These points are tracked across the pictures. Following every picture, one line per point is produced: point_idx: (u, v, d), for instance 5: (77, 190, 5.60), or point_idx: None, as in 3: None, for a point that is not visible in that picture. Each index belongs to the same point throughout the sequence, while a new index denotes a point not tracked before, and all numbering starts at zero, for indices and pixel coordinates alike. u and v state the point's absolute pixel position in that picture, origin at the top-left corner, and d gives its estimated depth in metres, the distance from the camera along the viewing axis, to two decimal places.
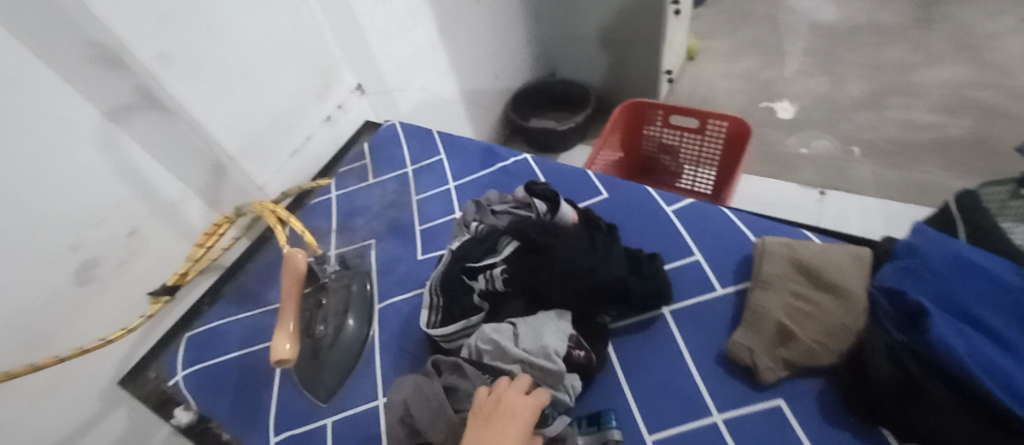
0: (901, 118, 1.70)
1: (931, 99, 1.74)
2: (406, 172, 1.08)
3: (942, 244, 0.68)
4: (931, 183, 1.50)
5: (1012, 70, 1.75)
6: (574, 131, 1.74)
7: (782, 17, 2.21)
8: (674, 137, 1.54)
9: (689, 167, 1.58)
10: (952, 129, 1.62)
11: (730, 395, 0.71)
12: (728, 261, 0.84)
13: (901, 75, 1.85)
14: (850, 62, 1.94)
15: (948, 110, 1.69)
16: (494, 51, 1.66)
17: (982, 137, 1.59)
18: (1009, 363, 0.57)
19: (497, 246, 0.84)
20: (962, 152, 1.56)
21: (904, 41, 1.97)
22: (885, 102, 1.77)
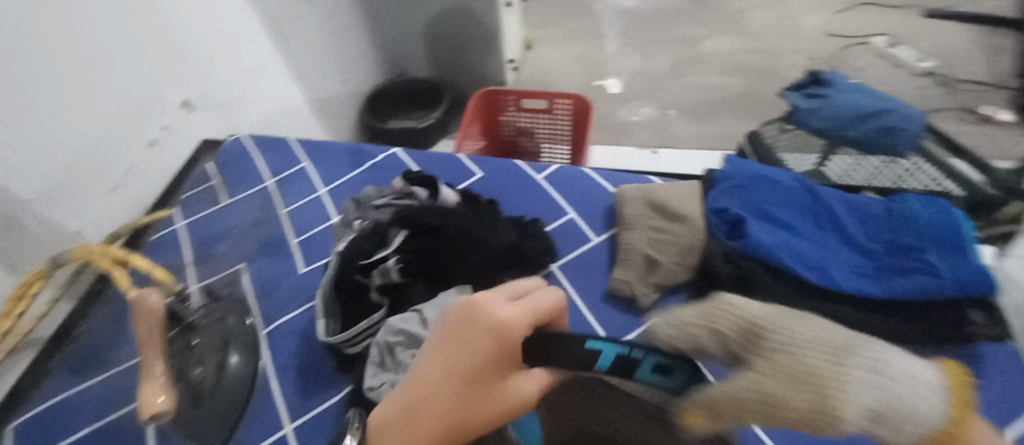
0: (699, 82, 2.00)
1: (716, 64, 2.06)
2: (266, 187, 1.00)
3: (746, 168, 0.84)
4: (727, 130, 1.81)
5: (765, 34, 2.15)
6: (433, 127, 1.73)
7: (596, 5, 2.43)
8: (528, 120, 1.61)
9: (546, 144, 1.66)
10: (735, 86, 1.96)
11: (622, 324, 0.76)
12: (597, 212, 0.91)
13: (692, 46, 2.17)
14: (655, 39, 2.22)
15: (729, 72, 2.02)
16: (337, 54, 1.58)
17: (756, 90, 1.93)
18: (802, 246, 0.74)
19: (387, 238, 0.74)
20: (746, 103, 1.89)
21: (690, 16, 2.30)
22: (685, 70, 2.06)
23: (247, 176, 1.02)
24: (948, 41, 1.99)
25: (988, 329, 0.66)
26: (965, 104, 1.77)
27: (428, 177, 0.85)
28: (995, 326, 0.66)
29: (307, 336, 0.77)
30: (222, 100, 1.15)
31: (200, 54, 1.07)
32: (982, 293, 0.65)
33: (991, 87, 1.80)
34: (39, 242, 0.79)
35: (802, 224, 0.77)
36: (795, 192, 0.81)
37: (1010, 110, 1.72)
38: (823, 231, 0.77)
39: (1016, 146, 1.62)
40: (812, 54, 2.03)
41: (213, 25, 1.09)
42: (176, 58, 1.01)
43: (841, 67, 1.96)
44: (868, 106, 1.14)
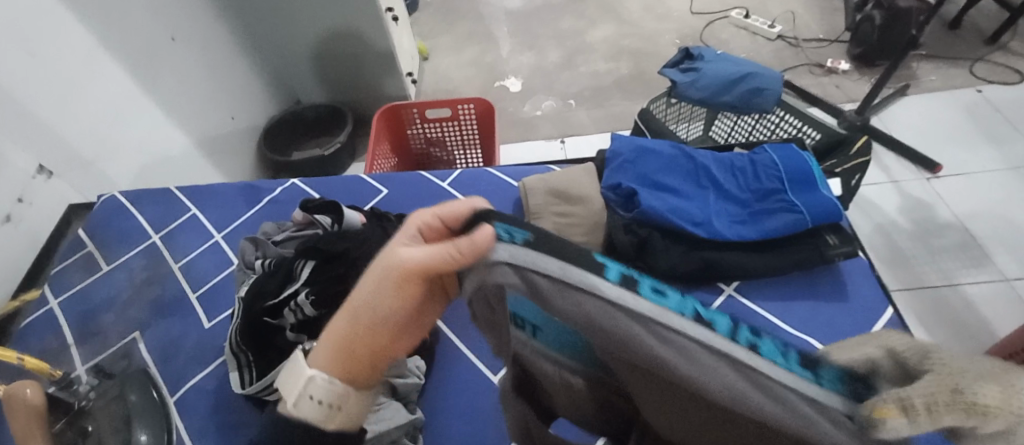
0: (591, 71, 2.09)
1: (604, 52, 2.17)
2: (152, 242, 0.92)
3: (631, 142, 0.90)
4: (621, 112, 1.91)
5: (642, 18, 2.29)
6: (342, 150, 1.69)
7: (484, 9, 2.47)
8: (435, 129, 1.61)
9: (458, 151, 1.67)
10: (623, 70, 2.07)
11: None
12: (505, 207, 0.93)
13: (580, 37, 2.26)
14: (543, 35, 2.29)
15: (616, 58, 2.13)
16: (219, 91, 1.48)
17: (643, 71, 2.06)
18: (686, 205, 0.80)
19: (293, 272, 0.71)
20: (636, 84, 2.01)
21: (573, 10, 2.40)
22: (577, 61, 2.15)
23: (127, 235, 0.93)
24: (794, 6, 2.23)
25: (843, 248, 0.77)
26: (815, 59, 1.99)
27: (328, 200, 0.80)
28: (848, 243, 0.77)
29: (221, 393, 0.72)
30: (89, 158, 1.04)
31: (52, 112, 0.95)
32: (832, 219, 0.76)
33: (832, 42, 2.04)
34: None
35: (684, 185, 0.84)
36: (675, 157, 0.87)
37: (848, 59, 1.96)
38: (704, 189, 0.84)
39: (861, 90, 1.84)
40: (683, 32, 2.20)
41: (66, 76, 0.97)
42: (24, 120, 0.90)
43: (709, 41, 2.14)
44: (737, 70, 1.23)
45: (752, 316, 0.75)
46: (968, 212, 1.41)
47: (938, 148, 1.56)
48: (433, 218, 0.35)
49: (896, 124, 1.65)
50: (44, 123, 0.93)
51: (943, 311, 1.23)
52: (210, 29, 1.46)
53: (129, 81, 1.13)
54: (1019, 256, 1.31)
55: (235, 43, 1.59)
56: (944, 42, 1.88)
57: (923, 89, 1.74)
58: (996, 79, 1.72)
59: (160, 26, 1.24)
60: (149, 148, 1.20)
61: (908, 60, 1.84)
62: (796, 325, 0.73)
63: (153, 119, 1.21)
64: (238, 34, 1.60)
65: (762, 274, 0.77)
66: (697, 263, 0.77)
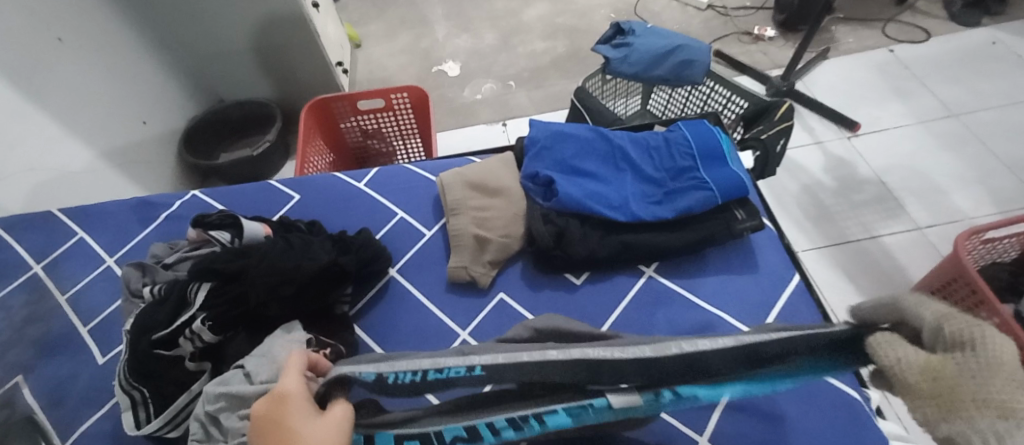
0: (528, 51, 2.06)
1: (540, 30, 2.13)
2: (34, 273, 0.84)
3: (549, 128, 0.88)
4: (559, 91, 1.90)
5: None
6: (274, 149, 1.61)
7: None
8: (371, 121, 1.55)
9: (398, 142, 1.61)
10: (560, 48, 2.05)
11: (467, 310, 0.76)
12: (426, 204, 0.90)
13: (516, 16, 2.21)
14: (478, 17, 2.23)
15: (553, 36, 2.10)
16: (123, 95, 1.36)
17: (580, 48, 2.04)
18: (603, 189, 0.79)
19: (187, 296, 0.67)
20: (574, 63, 1.99)
21: None
22: (513, 41, 2.10)
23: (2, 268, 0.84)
24: None
25: (750, 221, 0.77)
26: (744, 27, 2.02)
27: (225, 215, 0.75)
28: (754, 216, 0.77)
29: (118, 435, 0.68)
30: None
31: None
32: (738, 193, 0.77)
33: (758, 10, 2.09)
34: None
35: (603, 169, 0.83)
36: (592, 141, 0.85)
37: (775, 27, 2.01)
38: (620, 171, 0.83)
39: (787, 56, 1.90)
40: (618, 6, 2.19)
41: None
42: None
43: (642, 14, 2.14)
44: (665, 43, 1.22)
45: (670, 295, 0.75)
46: (885, 167, 1.48)
47: (857, 107, 1.63)
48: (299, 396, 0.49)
49: (819, 87, 1.71)
50: None
51: (864, 262, 1.30)
52: (104, 29, 1.33)
53: (14, 95, 1.01)
54: (930, 204, 1.39)
55: (138, 42, 1.46)
56: (860, 5, 1.95)
57: (842, 52, 1.80)
58: (905, 38, 1.81)
59: (45, 28, 1.12)
60: (45, 165, 1.08)
61: (828, 25, 1.90)
62: (710, 300, 0.74)
63: (44, 130, 1.09)
64: (140, 32, 1.47)
65: (678, 252, 0.77)
66: (615, 246, 0.76)
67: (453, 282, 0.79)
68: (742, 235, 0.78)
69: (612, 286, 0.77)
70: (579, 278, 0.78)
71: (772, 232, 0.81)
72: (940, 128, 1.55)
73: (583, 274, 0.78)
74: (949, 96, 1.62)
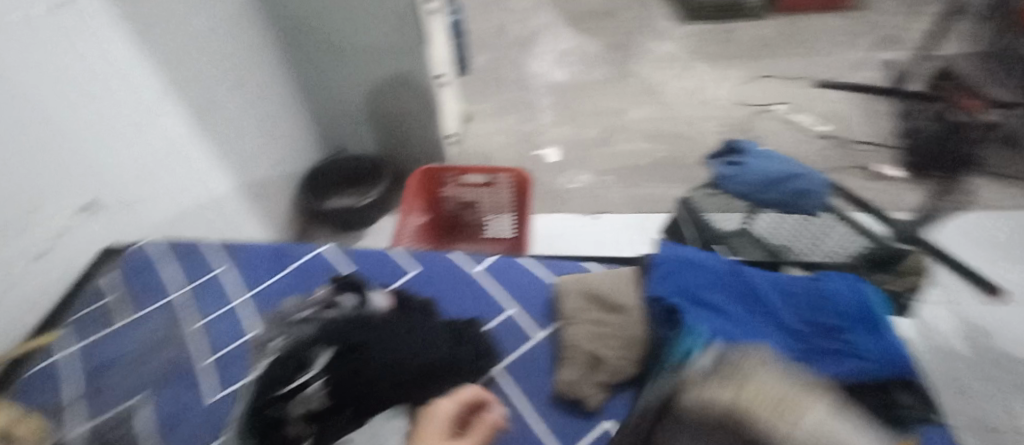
0: (630, 150, 2.07)
1: (644, 132, 2.16)
2: (170, 299, 0.93)
3: (681, 251, 0.85)
4: (657, 193, 1.88)
5: (686, 104, 2.28)
6: (373, 205, 1.65)
7: (528, 79, 2.51)
8: (471, 193, 1.60)
9: (490, 216, 1.65)
10: (661, 152, 2.05)
11: (570, 432, 0.71)
12: (540, 305, 0.88)
13: (621, 115, 2.26)
14: (584, 111, 2.30)
15: (656, 139, 2.11)
16: (266, 139, 1.50)
17: (682, 155, 2.03)
18: (733, 329, 0.74)
19: (309, 359, 0.69)
20: (674, 168, 1.97)
21: (616, 89, 2.41)
22: (615, 139, 2.14)
23: (147, 288, 0.95)
24: (841, 102, 2.16)
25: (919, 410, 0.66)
26: (860, 160, 1.91)
27: (357, 284, 0.83)
28: (929, 407, 0.66)
29: None
30: (127, 198, 1.04)
31: (104, 151, 0.97)
32: (897, 371, 0.68)
33: (881, 145, 1.95)
34: None
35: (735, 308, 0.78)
36: (727, 275, 0.81)
37: None
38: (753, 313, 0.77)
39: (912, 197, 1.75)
40: (726, 120, 2.18)
41: (116, 119, 0.99)
42: (77, 156, 0.92)
43: (750, 132, 2.10)
44: (782, 169, 1.15)
45: None
46: None
47: (994, 264, 1.46)
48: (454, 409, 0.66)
49: (950, 238, 1.54)
50: (98, 161, 0.96)
51: None
52: (266, 83, 1.50)
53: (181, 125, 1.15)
54: None
55: (288, 95, 1.64)
56: (999, 155, 1.80)
57: (973, 202, 1.66)
58: None
59: (222, 73, 1.28)
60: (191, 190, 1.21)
61: (960, 172, 1.75)
62: None
63: (197, 160, 1.22)
64: (292, 87, 1.66)
65: None
66: None
67: (557, 395, 0.75)
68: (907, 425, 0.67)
69: None
70: None
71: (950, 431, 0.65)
72: None
73: None
74: None
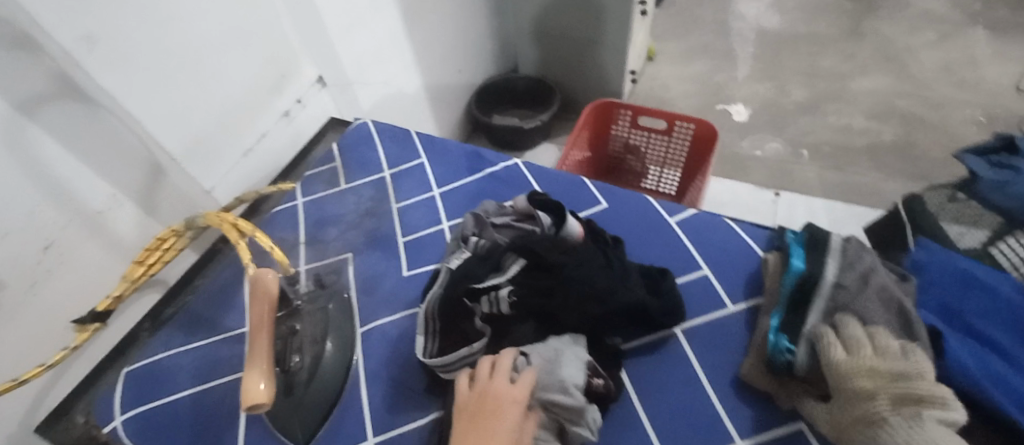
0: (839, 124, 1.74)
1: (864, 106, 1.79)
2: (383, 177, 1.01)
3: (947, 261, 0.68)
4: (862, 182, 1.57)
5: (935, 82, 1.83)
6: (538, 129, 1.66)
7: (732, 21, 2.20)
8: (643, 138, 1.47)
9: (655, 167, 1.51)
10: (884, 134, 1.69)
11: (752, 421, 0.64)
12: (737, 276, 0.78)
13: (839, 81, 1.89)
14: (794, 68, 1.97)
15: (881, 117, 1.74)
16: (455, 46, 1.57)
17: (909, 143, 1.65)
18: (1015, 378, 0.56)
19: (502, 264, 0.70)
20: (894, 156, 1.62)
21: (839, 49, 2.01)
22: (824, 108, 1.80)
23: (366, 163, 1.04)
24: None
25: None
26: None
27: (556, 202, 0.77)
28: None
29: (400, 346, 0.76)
30: (346, 79, 1.15)
31: (335, 32, 1.08)
32: None
33: None
34: (179, 196, 0.82)
35: (1019, 351, 0.59)
36: (1015, 308, 0.62)
37: None
38: None
39: None
40: (989, 110, 1.71)
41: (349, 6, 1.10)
42: (316, 31, 1.03)
43: (1021, 129, 1.63)
44: None
45: None
46: None
47: None
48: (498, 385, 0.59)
49: None
50: (330, 41, 1.07)
51: None
52: None
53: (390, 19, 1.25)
54: None
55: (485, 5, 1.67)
56: None
57: None
58: None
59: None
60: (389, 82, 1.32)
61: None
62: None
63: (395, 55, 1.31)
64: None
65: None
66: None
67: (743, 382, 0.66)
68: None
69: None
70: None
71: None
72: None
73: None
74: None
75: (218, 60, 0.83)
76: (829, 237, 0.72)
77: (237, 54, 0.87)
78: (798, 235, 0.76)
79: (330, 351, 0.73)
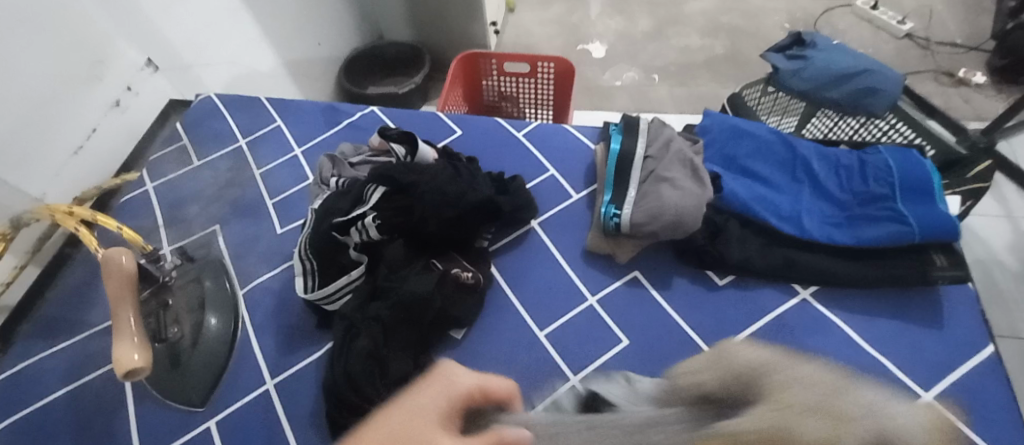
0: (682, 45, 1.95)
1: (700, 26, 2.01)
2: (238, 147, 0.99)
3: (726, 122, 0.85)
4: (706, 93, 1.78)
5: None
6: (415, 91, 1.66)
7: None
8: (511, 84, 1.52)
9: (530, 109, 1.57)
10: (717, 49, 1.91)
11: (600, 280, 0.76)
12: (577, 169, 0.90)
13: (677, 8, 2.09)
14: (639, 0, 2.14)
15: (713, 34, 1.97)
16: (311, 15, 1.49)
17: (738, 53, 1.89)
18: (773, 196, 0.75)
19: (364, 194, 0.75)
20: (728, 66, 1.85)
21: None
22: (668, 32, 2.00)
23: (218, 135, 1.01)
24: (931, 2, 1.96)
25: (951, 271, 0.67)
26: (942, 65, 1.75)
27: (406, 133, 0.82)
28: (959, 267, 0.68)
29: (286, 296, 0.79)
30: (187, 62, 1.07)
31: (160, 7, 0.97)
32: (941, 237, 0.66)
33: (971, 49, 1.78)
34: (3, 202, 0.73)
35: (776, 176, 0.78)
36: (772, 144, 0.81)
37: (983, 71, 1.71)
38: (798, 183, 0.77)
39: (995, 109, 1.60)
40: (794, 15, 1.99)
41: None
42: (133, 6, 0.92)
43: (821, 29, 1.93)
44: (852, 64, 1.08)
45: (826, 325, 0.68)
46: None
47: None
48: (475, 387, 0.39)
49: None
50: (153, 17, 0.96)
51: None
52: None
53: None
54: None
55: None
56: None
57: None
58: None
59: None
60: (243, 60, 1.23)
61: None
62: (872, 342, 0.66)
63: (246, 30, 1.22)
64: None
65: (846, 283, 0.69)
66: (774, 259, 0.71)
67: (590, 251, 0.79)
68: (936, 285, 0.69)
69: (756, 297, 0.72)
70: (722, 279, 0.74)
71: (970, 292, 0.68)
72: None
73: (728, 275, 0.74)
74: None
75: (22, 51, 0.74)
76: (637, 120, 0.85)
77: (45, 40, 0.77)
78: (618, 125, 0.88)
79: (212, 325, 0.73)
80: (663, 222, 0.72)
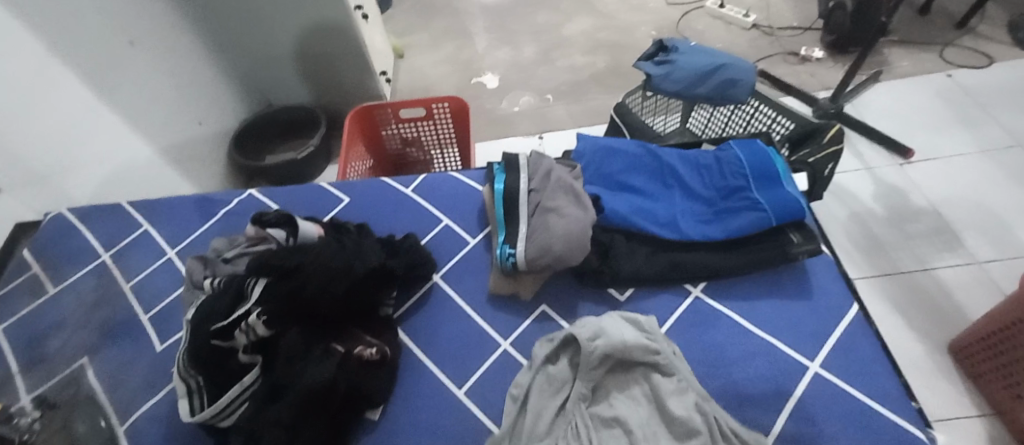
0: (567, 65, 2.04)
1: (580, 45, 2.12)
2: (102, 261, 0.91)
3: (598, 142, 0.89)
4: (596, 105, 1.87)
5: (621, 12, 2.24)
6: (317, 153, 1.61)
7: (459, 5, 2.40)
8: (411, 129, 1.51)
9: (435, 151, 1.57)
10: (599, 63, 2.02)
11: (507, 321, 0.76)
12: (469, 214, 0.90)
13: (556, 31, 2.20)
14: (520, 30, 2.23)
15: (593, 50, 2.08)
16: (185, 97, 1.40)
17: (619, 64, 2.01)
18: (651, 205, 0.80)
19: (244, 290, 0.69)
20: (612, 77, 1.96)
21: (549, 5, 2.34)
22: (553, 55, 2.09)
23: (76, 253, 0.92)
24: None
25: (807, 245, 0.74)
26: (791, 47, 1.96)
27: (283, 214, 0.78)
28: (811, 240, 0.74)
29: (173, 419, 0.71)
30: (39, 173, 0.95)
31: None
32: (793, 216, 0.74)
33: (807, 30, 2.01)
34: None
35: (650, 185, 0.83)
36: (641, 156, 0.85)
37: (823, 47, 1.93)
38: (670, 188, 0.82)
39: (838, 77, 1.80)
40: (660, 23, 2.16)
41: (16, 86, 0.90)
42: None
43: (685, 31, 2.10)
44: (711, 61, 1.15)
45: (718, 317, 0.72)
46: (942, 196, 1.34)
47: (912, 133, 1.50)
48: None
49: (873, 111, 1.58)
50: None
51: (919, 298, 1.15)
52: (171, 34, 1.38)
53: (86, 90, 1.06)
54: (991, 235, 1.25)
55: (203, 49, 1.52)
56: (917, 27, 1.82)
57: (896, 75, 1.67)
58: (966, 63, 1.67)
59: (118, 31, 1.17)
60: (110, 157, 1.12)
61: (881, 47, 1.78)
62: (761, 325, 0.70)
63: (110, 126, 1.13)
64: (201, 37, 1.52)
65: (725, 274, 0.75)
66: (662, 264, 0.75)
67: (493, 294, 0.79)
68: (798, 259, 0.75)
69: (656, 302, 0.74)
70: (622, 294, 0.76)
71: (828, 259, 0.77)
72: (1005, 159, 1.40)
73: (626, 290, 0.76)
74: (1013, 123, 1.48)
75: None
76: (513, 157, 0.87)
77: None
78: (500, 165, 0.89)
79: None
80: (555, 253, 0.73)
